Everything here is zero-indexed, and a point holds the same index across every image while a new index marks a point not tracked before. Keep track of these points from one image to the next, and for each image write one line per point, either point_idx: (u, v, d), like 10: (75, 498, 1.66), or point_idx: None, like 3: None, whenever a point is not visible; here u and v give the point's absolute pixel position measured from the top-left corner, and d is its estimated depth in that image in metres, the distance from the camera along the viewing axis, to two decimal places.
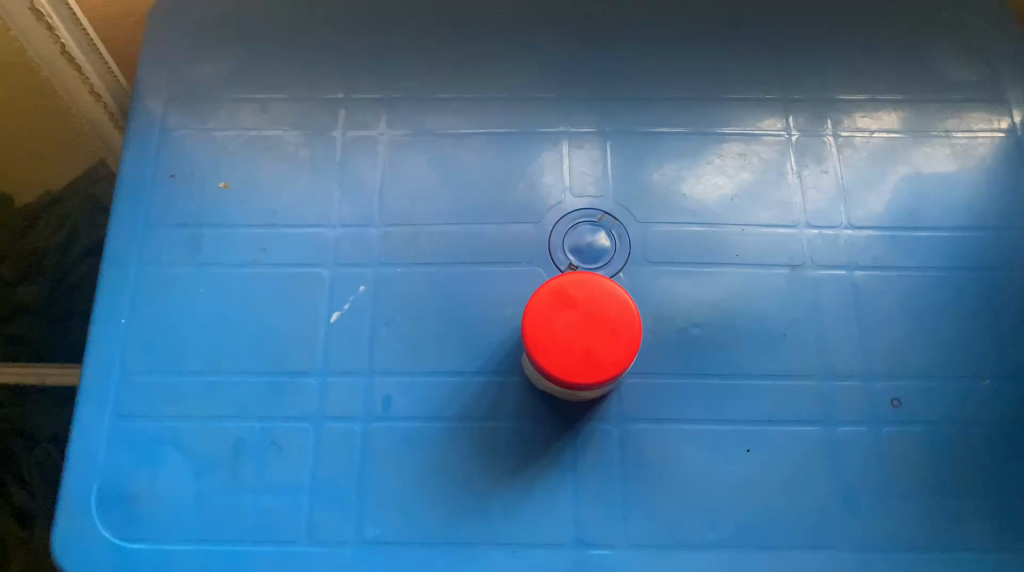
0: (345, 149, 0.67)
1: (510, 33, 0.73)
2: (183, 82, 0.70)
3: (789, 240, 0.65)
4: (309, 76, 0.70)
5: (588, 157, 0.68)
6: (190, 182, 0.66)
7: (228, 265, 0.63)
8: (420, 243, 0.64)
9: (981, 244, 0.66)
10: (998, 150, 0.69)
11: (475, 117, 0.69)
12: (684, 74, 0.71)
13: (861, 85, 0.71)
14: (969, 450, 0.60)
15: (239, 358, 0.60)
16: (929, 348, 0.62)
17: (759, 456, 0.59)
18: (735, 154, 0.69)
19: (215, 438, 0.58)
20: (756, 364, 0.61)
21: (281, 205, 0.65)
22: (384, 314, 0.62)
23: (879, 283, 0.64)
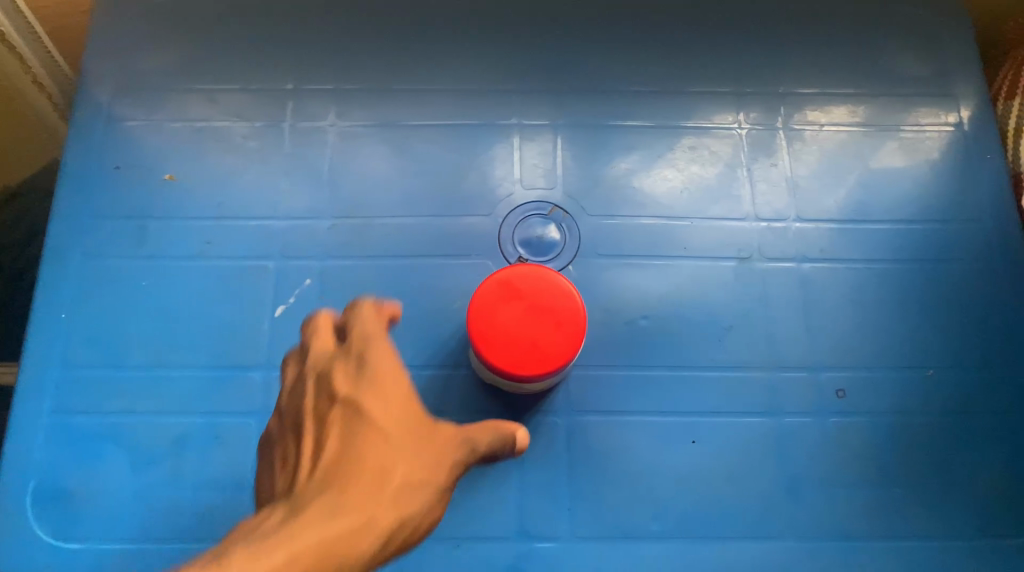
0: (296, 140, 0.67)
1: (462, 25, 0.72)
2: (129, 71, 0.69)
3: (738, 233, 0.66)
4: (260, 67, 0.70)
5: (540, 150, 0.68)
6: (136, 173, 0.65)
7: (173, 258, 0.63)
8: (369, 235, 0.64)
9: (926, 236, 0.66)
10: (945, 144, 0.70)
11: (426, 109, 0.69)
12: (637, 67, 0.71)
13: (812, 79, 0.72)
14: (912, 441, 0.60)
15: (182, 353, 0.60)
16: (875, 339, 0.63)
17: (704, 447, 0.60)
18: (687, 147, 0.69)
19: (156, 434, 0.58)
20: (703, 355, 0.62)
21: (230, 197, 0.65)
22: (331, 308, 0.61)
23: (826, 275, 0.65)
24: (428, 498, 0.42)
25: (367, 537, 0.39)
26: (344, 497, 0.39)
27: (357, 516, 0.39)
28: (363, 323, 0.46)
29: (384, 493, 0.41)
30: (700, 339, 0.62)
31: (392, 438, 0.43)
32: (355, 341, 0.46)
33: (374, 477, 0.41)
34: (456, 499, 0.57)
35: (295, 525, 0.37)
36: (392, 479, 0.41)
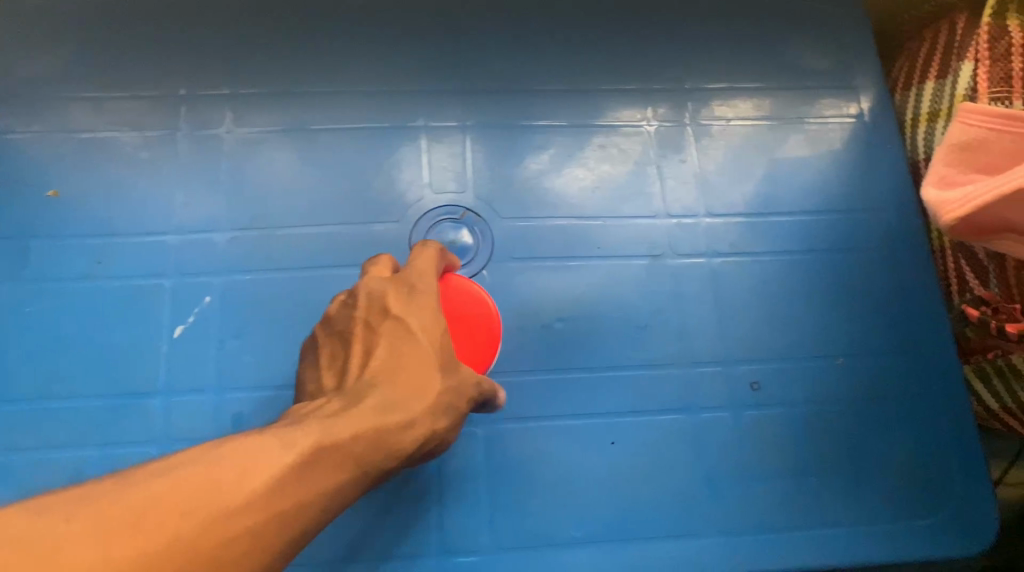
0: (192, 149, 0.64)
1: (364, 24, 0.70)
2: (6, 80, 0.65)
3: (650, 231, 0.66)
4: (149, 73, 0.66)
5: (448, 152, 0.66)
6: (17, 189, 0.61)
7: (61, 279, 0.59)
8: (274, 246, 0.61)
9: (833, 227, 0.67)
10: (847, 135, 0.71)
11: (329, 113, 0.66)
12: (544, 65, 0.71)
13: (718, 74, 0.72)
14: (826, 430, 0.61)
15: (74, 381, 0.57)
16: (787, 331, 0.64)
17: (623, 449, 0.59)
18: (597, 145, 0.68)
19: (47, 469, 0.54)
20: (619, 355, 0.62)
21: (121, 212, 0.61)
22: (235, 325, 0.59)
23: (737, 269, 0.65)
24: (457, 414, 0.44)
25: (408, 439, 0.40)
26: (396, 392, 0.41)
27: (401, 414, 0.40)
28: (422, 259, 0.47)
29: (429, 400, 0.42)
30: (616, 339, 0.62)
31: (434, 353, 0.43)
32: (413, 272, 0.46)
33: (421, 382, 0.42)
34: (373, 517, 0.56)
35: (352, 417, 0.38)
36: (433, 389, 0.42)
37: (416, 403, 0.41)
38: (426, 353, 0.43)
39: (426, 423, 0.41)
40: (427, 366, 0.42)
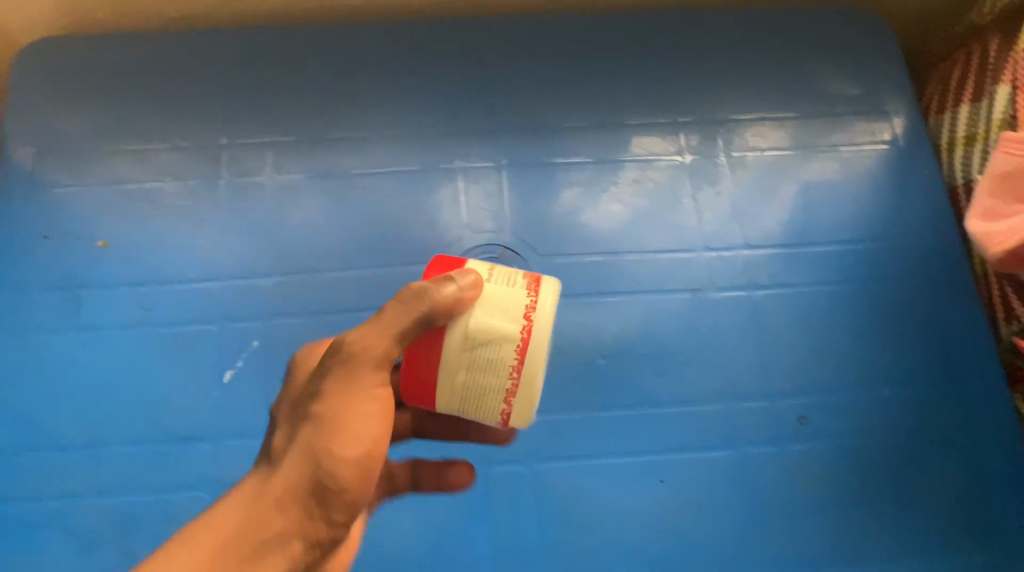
0: (233, 195, 0.65)
1: (397, 67, 0.71)
2: (54, 133, 0.67)
3: (688, 265, 0.66)
4: (191, 122, 0.68)
5: (484, 192, 0.67)
6: (65, 240, 0.63)
7: (110, 327, 0.60)
8: (314, 289, 0.62)
9: (872, 255, 0.67)
10: (883, 161, 0.71)
11: (366, 156, 0.67)
12: (576, 101, 0.71)
13: (749, 105, 0.72)
14: (874, 463, 0.61)
15: (125, 427, 0.57)
16: (829, 362, 0.63)
17: (670, 485, 0.59)
18: (631, 180, 0.69)
19: (104, 515, 0.55)
20: (662, 390, 0.62)
21: (165, 259, 0.62)
22: (279, 368, 0.59)
23: (777, 301, 0.65)
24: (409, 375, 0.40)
25: (337, 476, 0.39)
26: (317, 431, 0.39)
27: (335, 441, 0.39)
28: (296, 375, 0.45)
29: (350, 419, 0.39)
30: (658, 375, 0.62)
31: (333, 380, 0.40)
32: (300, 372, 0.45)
33: (336, 412, 0.39)
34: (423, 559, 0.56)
35: (272, 484, 0.39)
36: (348, 409, 0.39)
37: (334, 454, 0.39)
38: (334, 405, 0.39)
39: (351, 457, 0.39)
40: (338, 417, 0.39)
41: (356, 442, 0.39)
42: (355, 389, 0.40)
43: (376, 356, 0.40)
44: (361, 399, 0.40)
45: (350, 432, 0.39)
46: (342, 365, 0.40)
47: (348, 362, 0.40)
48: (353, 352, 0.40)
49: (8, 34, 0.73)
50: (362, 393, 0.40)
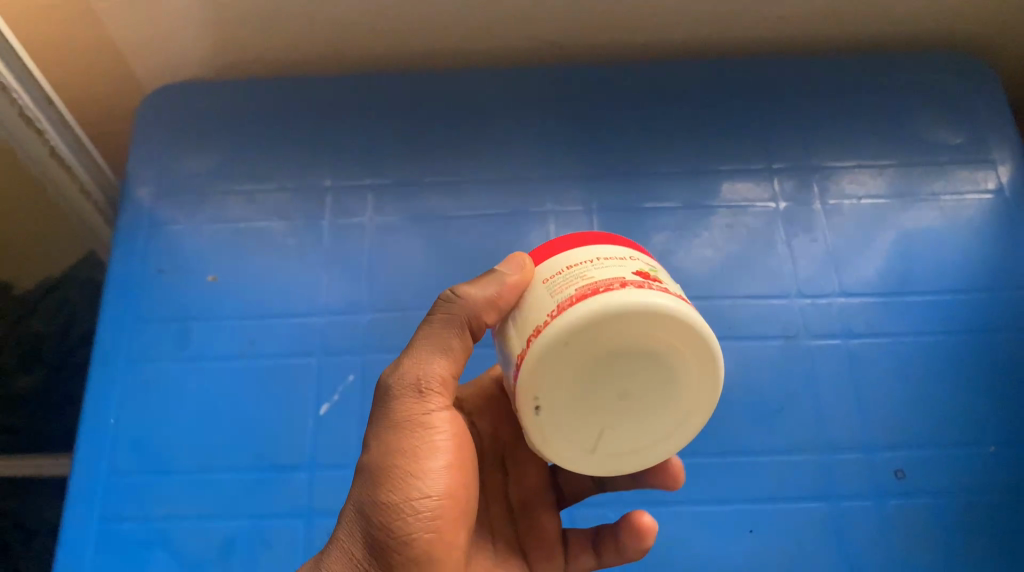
0: (333, 236, 0.68)
1: (494, 114, 0.73)
2: (172, 175, 0.71)
3: (780, 311, 0.65)
4: (298, 165, 0.71)
5: (575, 234, 0.68)
6: (179, 274, 0.66)
7: (217, 357, 0.63)
8: (407, 327, 0.64)
9: (976, 306, 0.65)
10: (988, 211, 0.69)
11: (462, 200, 0.69)
12: (669, 148, 0.72)
13: (846, 152, 0.72)
14: (978, 523, 0.58)
15: (227, 454, 0.60)
16: (930, 416, 0.61)
17: (762, 536, 0.58)
18: (724, 225, 0.69)
19: (204, 538, 0.57)
20: (753, 438, 0.61)
21: (269, 295, 0.65)
22: (373, 403, 0.61)
23: (875, 350, 0.63)
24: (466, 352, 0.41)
25: (389, 525, 0.38)
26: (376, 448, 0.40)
27: (395, 448, 0.39)
28: None
29: (403, 423, 0.40)
30: (750, 422, 0.61)
31: (385, 399, 0.41)
32: None
33: (391, 422, 0.40)
34: None
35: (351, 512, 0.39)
36: (399, 414, 0.40)
37: (384, 501, 0.38)
38: (381, 451, 0.39)
39: (403, 498, 0.38)
40: (383, 463, 0.39)
41: (407, 482, 0.39)
42: (401, 428, 0.40)
43: (411, 384, 0.40)
44: (411, 434, 0.40)
45: (400, 475, 0.39)
46: (385, 410, 0.40)
47: (391, 401, 0.40)
48: (393, 386, 0.40)
49: (135, 82, 0.78)
50: (409, 427, 0.40)
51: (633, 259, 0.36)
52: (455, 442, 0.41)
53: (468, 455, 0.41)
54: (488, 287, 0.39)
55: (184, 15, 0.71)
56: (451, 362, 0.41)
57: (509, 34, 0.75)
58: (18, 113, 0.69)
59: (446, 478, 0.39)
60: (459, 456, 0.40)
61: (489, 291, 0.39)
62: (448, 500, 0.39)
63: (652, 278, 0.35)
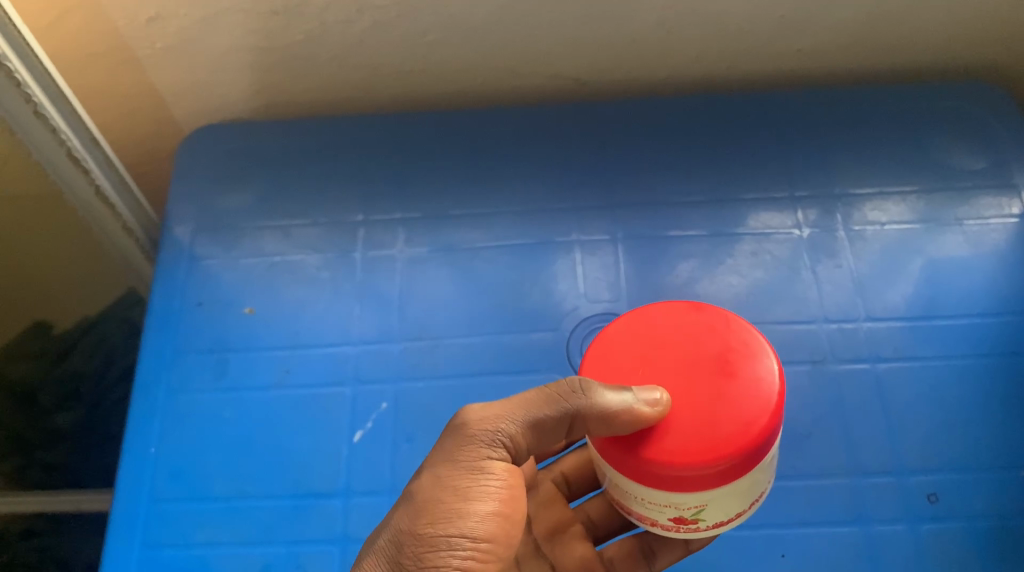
0: (366, 268, 0.70)
1: (519, 148, 0.75)
2: (211, 212, 0.74)
3: (808, 337, 0.65)
4: (330, 201, 0.73)
5: (601, 264, 0.69)
6: (217, 307, 0.68)
7: (255, 387, 0.65)
8: (439, 357, 0.65)
9: (1003, 330, 0.65)
10: (1012, 236, 0.69)
11: (490, 231, 0.71)
12: (691, 178, 0.73)
13: (868, 178, 0.73)
14: (1013, 548, 0.57)
15: (263, 482, 0.61)
16: (960, 441, 0.61)
17: (794, 561, 0.58)
18: (748, 253, 0.69)
19: (241, 564, 0.58)
20: (783, 464, 0.61)
21: (303, 327, 0.67)
22: (405, 431, 0.62)
23: (903, 374, 0.64)
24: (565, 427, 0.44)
25: (421, 554, 0.42)
26: (429, 479, 0.44)
27: (448, 485, 0.43)
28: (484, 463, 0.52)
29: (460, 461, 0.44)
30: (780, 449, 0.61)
31: (449, 434, 0.45)
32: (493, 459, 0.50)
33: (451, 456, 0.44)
34: None
35: (389, 533, 0.43)
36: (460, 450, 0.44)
37: (423, 529, 0.42)
38: (433, 482, 0.43)
39: (442, 531, 0.42)
40: (432, 496, 0.43)
41: (449, 520, 0.42)
42: (460, 467, 0.43)
43: (483, 430, 0.44)
44: (467, 477, 0.43)
45: (446, 510, 0.42)
46: (452, 446, 0.44)
47: (461, 443, 0.44)
48: (466, 427, 0.44)
49: (175, 124, 0.81)
50: (467, 469, 0.43)
51: (674, 509, 0.39)
52: (507, 494, 0.44)
53: (517, 509, 0.44)
54: (614, 402, 0.38)
55: (223, 60, 0.73)
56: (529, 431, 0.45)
57: (533, 72, 0.77)
58: (66, 154, 0.71)
59: (489, 524, 0.43)
60: (508, 507, 0.44)
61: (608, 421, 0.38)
62: (486, 539, 0.42)
63: (688, 523, 0.41)
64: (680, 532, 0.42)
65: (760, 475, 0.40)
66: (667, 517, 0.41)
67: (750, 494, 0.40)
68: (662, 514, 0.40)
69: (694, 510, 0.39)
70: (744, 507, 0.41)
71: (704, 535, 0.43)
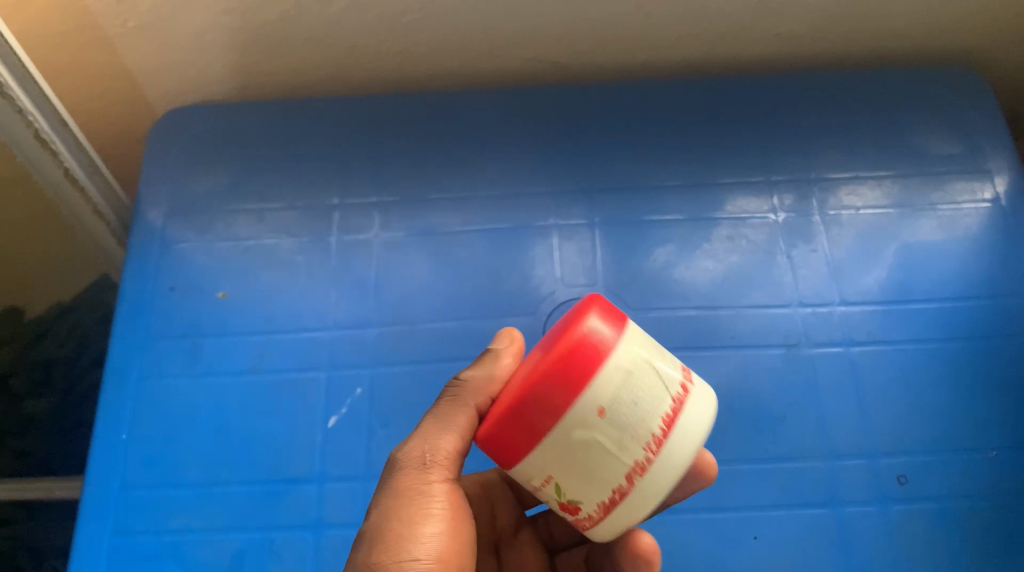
0: (342, 252, 0.69)
1: (496, 130, 0.75)
2: (183, 196, 0.73)
3: (783, 321, 0.66)
4: (305, 184, 0.72)
5: (578, 248, 0.69)
6: (190, 291, 0.68)
7: (229, 372, 0.64)
8: (416, 341, 0.65)
9: (976, 313, 0.66)
10: (984, 222, 0.69)
11: (468, 215, 0.71)
12: (669, 162, 0.73)
13: (844, 163, 0.73)
14: (981, 530, 0.58)
15: (238, 468, 0.61)
16: (932, 423, 0.62)
17: (767, 542, 0.58)
18: (725, 238, 0.69)
19: (216, 550, 0.58)
20: (757, 447, 0.61)
21: (278, 311, 0.67)
22: (382, 415, 0.62)
23: (876, 358, 0.64)
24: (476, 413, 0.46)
25: None
26: (378, 518, 0.44)
27: (396, 519, 0.43)
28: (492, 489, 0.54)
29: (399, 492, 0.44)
30: (754, 431, 0.62)
31: (385, 476, 0.46)
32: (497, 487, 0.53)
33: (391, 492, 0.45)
34: None
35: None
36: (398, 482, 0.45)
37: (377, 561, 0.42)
38: (381, 518, 0.44)
39: (395, 559, 0.42)
40: (382, 528, 0.43)
41: (398, 547, 0.42)
42: (401, 498, 0.44)
43: (418, 459, 0.45)
44: (411, 503, 0.44)
45: (395, 539, 0.43)
46: (391, 482, 0.45)
47: (397, 475, 0.45)
48: (402, 460, 0.45)
49: (148, 105, 0.80)
50: (410, 496, 0.44)
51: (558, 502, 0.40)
52: (452, 513, 0.45)
53: (463, 526, 0.45)
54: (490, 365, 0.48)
55: (196, 40, 0.72)
56: (460, 440, 0.46)
57: (511, 55, 0.77)
58: (33, 135, 0.70)
59: (437, 542, 0.43)
60: (453, 526, 0.44)
61: (494, 369, 0.48)
62: (436, 563, 0.43)
63: (570, 508, 0.39)
64: (604, 523, 0.39)
65: (598, 435, 0.37)
66: (555, 505, 0.40)
67: (603, 460, 0.37)
68: (552, 503, 0.40)
69: (551, 487, 0.39)
70: (614, 473, 0.37)
71: (642, 508, 0.38)
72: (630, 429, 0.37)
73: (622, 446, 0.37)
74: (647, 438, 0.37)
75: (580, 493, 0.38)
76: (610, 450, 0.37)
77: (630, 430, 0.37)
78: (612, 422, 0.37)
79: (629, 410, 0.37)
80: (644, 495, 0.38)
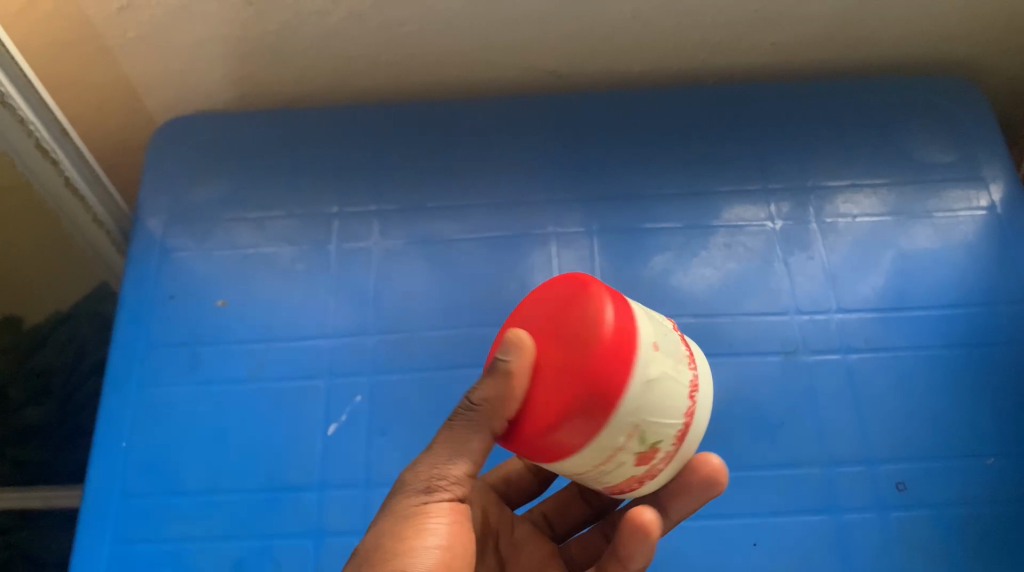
0: (341, 260, 0.69)
1: (495, 138, 0.75)
2: (183, 204, 0.73)
3: (781, 328, 0.66)
4: (304, 192, 0.73)
5: (577, 256, 0.69)
6: (190, 299, 0.68)
7: (228, 380, 0.64)
8: (416, 349, 0.65)
9: (973, 321, 0.66)
10: (980, 229, 0.70)
11: (467, 223, 0.71)
12: (667, 170, 0.73)
13: (840, 171, 0.73)
14: (979, 536, 0.58)
15: (238, 476, 0.61)
16: (930, 431, 0.62)
17: (766, 549, 0.58)
18: (722, 245, 0.70)
19: (216, 558, 0.58)
20: (756, 454, 0.61)
21: (277, 320, 0.67)
22: (381, 423, 0.62)
23: (873, 365, 0.64)
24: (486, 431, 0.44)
25: None
26: (373, 537, 0.41)
27: (390, 539, 0.40)
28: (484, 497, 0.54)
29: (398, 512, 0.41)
30: (753, 438, 0.62)
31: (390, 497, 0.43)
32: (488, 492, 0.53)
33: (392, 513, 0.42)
34: None
35: None
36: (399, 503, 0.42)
37: None
38: (376, 536, 0.41)
39: None
40: (376, 547, 0.40)
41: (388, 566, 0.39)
42: (399, 517, 0.41)
43: (421, 480, 0.42)
44: (409, 522, 0.41)
45: (386, 558, 0.39)
46: (392, 503, 0.42)
47: (399, 495, 0.42)
48: (405, 480, 0.43)
49: (147, 115, 0.80)
50: (409, 515, 0.41)
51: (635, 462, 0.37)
52: (452, 536, 0.41)
53: (464, 552, 0.41)
54: None
55: (196, 49, 0.73)
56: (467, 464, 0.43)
57: (510, 64, 0.77)
58: (34, 144, 0.70)
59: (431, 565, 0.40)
60: (452, 550, 0.41)
61: None
62: None
63: (650, 457, 0.37)
64: (674, 457, 0.39)
65: (663, 366, 0.37)
66: (631, 467, 0.37)
67: (674, 386, 0.37)
68: (628, 465, 0.37)
69: (636, 441, 0.36)
70: (684, 396, 0.38)
71: (702, 423, 0.39)
72: (676, 354, 0.38)
73: (680, 368, 0.38)
74: (685, 355, 0.39)
75: (660, 430, 0.37)
76: (674, 376, 0.37)
77: (677, 355, 0.38)
78: (667, 348, 0.38)
79: (668, 340, 0.39)
80: (700, 411, 0.39)
